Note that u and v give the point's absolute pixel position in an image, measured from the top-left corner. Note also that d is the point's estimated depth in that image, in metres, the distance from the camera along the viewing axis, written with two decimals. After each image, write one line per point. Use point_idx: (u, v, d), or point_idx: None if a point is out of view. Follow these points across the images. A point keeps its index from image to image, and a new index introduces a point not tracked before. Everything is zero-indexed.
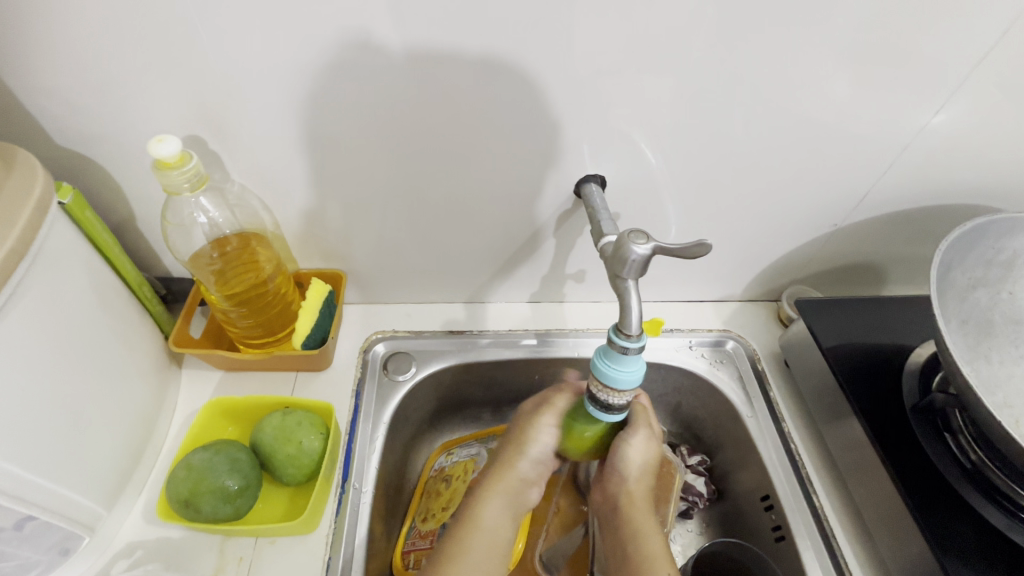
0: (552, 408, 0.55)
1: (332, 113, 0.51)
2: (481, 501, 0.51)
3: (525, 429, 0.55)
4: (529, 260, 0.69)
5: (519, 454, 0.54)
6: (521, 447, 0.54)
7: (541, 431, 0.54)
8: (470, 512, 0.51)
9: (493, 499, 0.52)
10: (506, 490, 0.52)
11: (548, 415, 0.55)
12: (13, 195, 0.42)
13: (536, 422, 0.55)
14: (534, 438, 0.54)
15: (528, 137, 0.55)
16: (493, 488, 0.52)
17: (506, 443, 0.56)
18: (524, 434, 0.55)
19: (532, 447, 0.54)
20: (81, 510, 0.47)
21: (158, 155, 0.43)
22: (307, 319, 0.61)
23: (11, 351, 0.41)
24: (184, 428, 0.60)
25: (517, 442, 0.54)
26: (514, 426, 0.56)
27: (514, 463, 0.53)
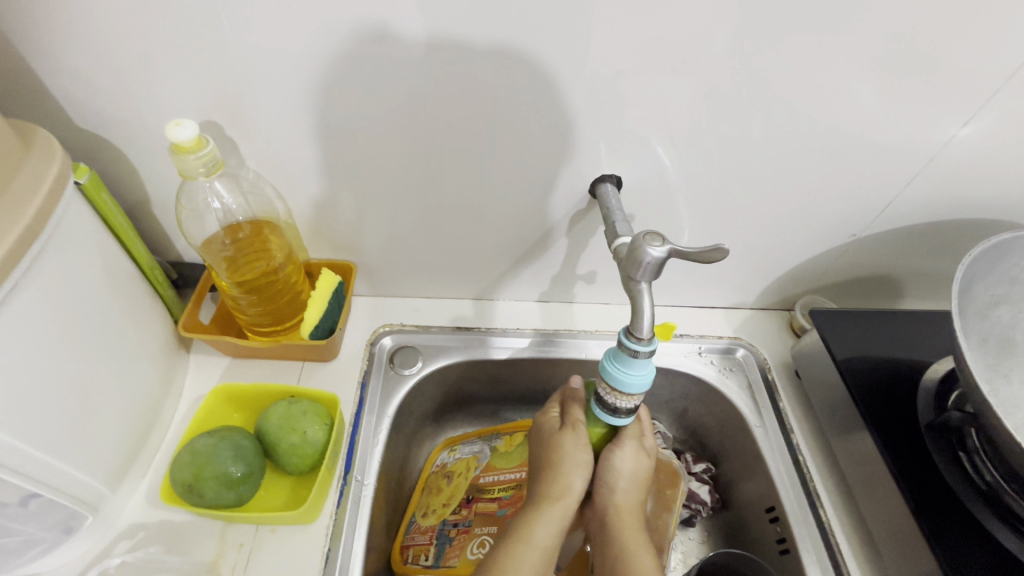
0: (580, 421, 0.54)
1: (348, 104, 0.50)
2: (534, 523, 0.50)
3: (573, 446, 0.52)
4: (540, 259, 0.68)
5: (572, 475, 0.51)
6: (573, 469, 0.51)
7: (585, 449, 0.52)
8: (524, 534, 0.49)
9: (549, 521, 0.50)
10: (561, 513, 0.50)
11: (585, 432, 0.53)
12: (32, 173, 0.42)
13: (579, 439, 0.53)
14: (582, 457, 0.52)
15: (545, 133, 0.54)
16: (547, 512, 0.50)
17: (550, 461, 0.53)
18: (573, 453, 0.52)
19: (582, 465, 0.52)
20: (87, 490, 0.48)
21: (175, 138, 0.43)
22: (316, 310, 0.60)
23: (25, 327, 0.41)
24: (190, 412, 0.60)
25: (566, 463, 0.52)
26: (551, 439, 0.54)
27: (568, 486, 0.51)
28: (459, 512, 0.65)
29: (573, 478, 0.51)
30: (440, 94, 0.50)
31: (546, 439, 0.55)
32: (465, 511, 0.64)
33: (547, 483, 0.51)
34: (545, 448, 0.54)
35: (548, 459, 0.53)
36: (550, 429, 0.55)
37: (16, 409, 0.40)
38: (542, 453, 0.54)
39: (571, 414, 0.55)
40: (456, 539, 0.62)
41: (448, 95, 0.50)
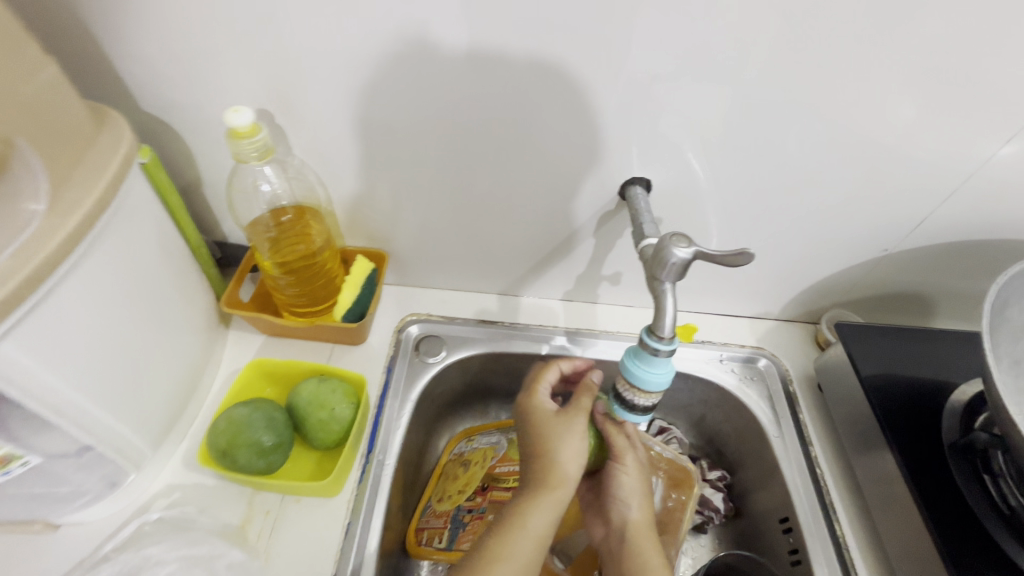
0: (581, 409, 0.52)
1: (392, 99, 0.53)
2: (529, 511, 0.48)
3: (567, 431, 0.50)
4: (566, 258, 0.69)
5: (568, 461, 0.49)
6: (570, 454, 0.49)
7: (581, 433, 0.51)
8: (516, 518, 0.47)
9: (544, 509, 0.48)
10: (556, 500, 0.48)
11: (582, 417, 0.51)
12: (104, 148, 0.44)
13: (575, 424, 0.51)
14: (578, 442, 0.50)
15: (580, 135, 0.55)
16: (541, 497, 0.48)
17: (546, 443, 0.50)
18: (568, 438, 0.50)
19: (580, 452, 0.50)
20: (134, 448, 0.50)
21: (232, 124, 0.46)
22: (351, 293, 0.63)
23: (97, 286, 0.44)
24: (226, 384, 0.63)
25: (561, 447, 0.50)
26: (547, 423, 0.52)
27: (563, 472, 0.49)
28: (474, 499, 0.66)
29: (570, 465, 0.49)
30: (482, 94, 0.52)
31: (541, 421, 0.52)
32: (480, 499, 0.66)
33: (544, 467, 0.49)
34: (539, 430, 0.52)
35: (543, 441, 0.51)
36: (547, 411, 0.53)
37: (84, 367, 0.43)
38: (535, 436, 0.51)
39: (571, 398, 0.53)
40: (470, 525, 0.64)
41: (491, 95, 0.52)
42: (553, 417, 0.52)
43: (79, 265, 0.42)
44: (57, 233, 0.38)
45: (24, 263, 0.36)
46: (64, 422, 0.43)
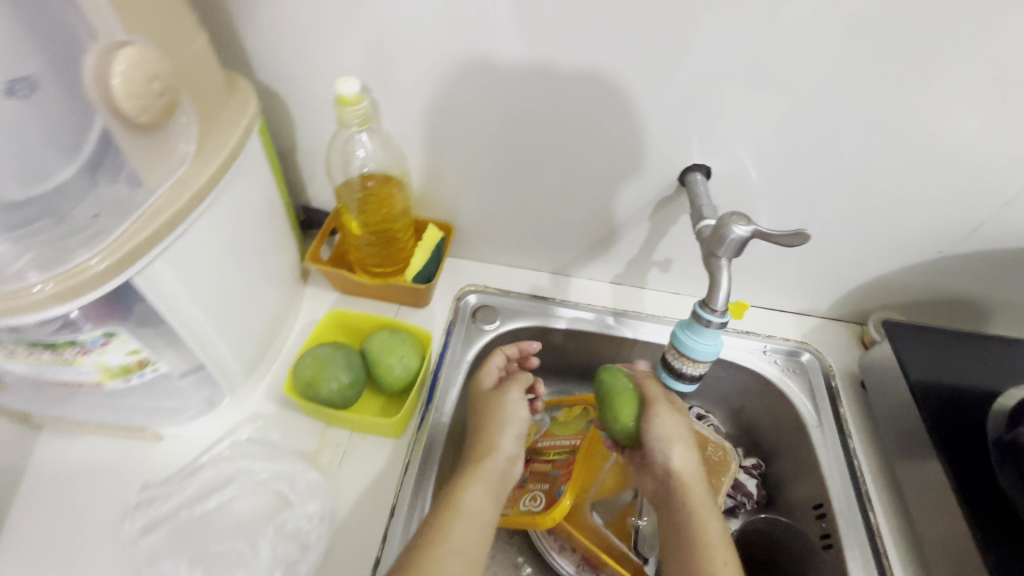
0: (511, 388, 0.60)
1: (480, 78, 0.58)
2: (465, 488, 0.53)
3: (497, 410, 0.59)
4: (621, 241, 0.73)
5: (499, 434, 0.57)
6: (500, 429, 0.58)
7: (511, 411, 0.59)
8: (456, 495, 0.53)
9: (476, 483, 0.54)
10: (489, 474, 0.55)
11: (516, 394, 0.60)
12: (232, 116, 0.49)
13: (504, 402, 0.59)
14: (509, 418, 0.58)
15: (649, 122, 0.59)
16: (475, 472, 0.55)
17: (482, 421, 0.59)
18: (498, 416, 0.58)
19: (510, 426, 0.58)
20: (230, 376, 0.57)
21: (342, 92, 0.51)
22: (421, 257, 0.70)
23: (224, 226, 0.50)
24: (303, 332, 0.69)
25: (494, 423, 0.58)
26: (482, 405, 0.60)
27: (493, 445, 0.57)
28: None
29: (500, 440, 0.57)
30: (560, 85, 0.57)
31: (478, 404, 0.61)
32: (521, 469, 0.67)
33: (477, 442, 0.57)
34: (478, 409, 0.60)
35: (479, 420, 0.59)
36: (484, 392, 0.61)
37: (206, 297, 0.49)
38: (477, 413, 0.60)
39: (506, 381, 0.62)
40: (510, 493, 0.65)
41: (570, 93, 0.57)
42: (489, 395, 0.60)
43: (214, 205, 0.48)
44: (203, 174, 0.45)
45: (177, 198, 0.43)
46: (189, 341, 0.49)
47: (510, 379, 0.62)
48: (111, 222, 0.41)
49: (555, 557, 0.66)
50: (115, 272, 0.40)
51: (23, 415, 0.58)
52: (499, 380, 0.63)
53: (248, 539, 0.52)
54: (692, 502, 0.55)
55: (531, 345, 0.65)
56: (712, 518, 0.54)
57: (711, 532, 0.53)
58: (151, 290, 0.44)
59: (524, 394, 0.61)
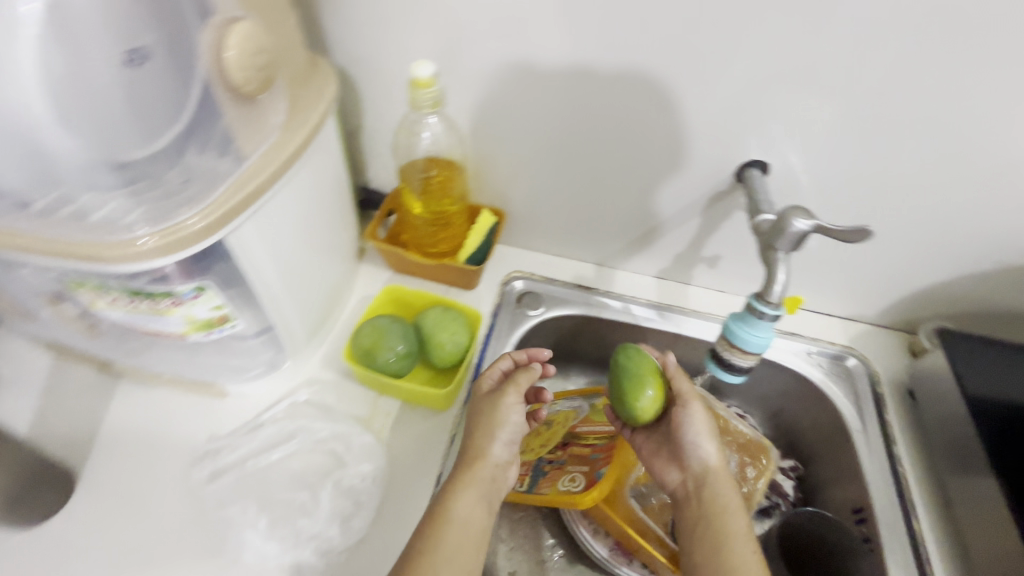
0: (507, 391, 0.57)
1: (547, 65, 0.59)
2: (455, 497, 0.51)
3: (490, 413, 0.56)
4: (670, 236, 0.74)
5: (491, 439, 0.55)
6: (492, 433, 0.55)
7: (505, 415, 0.56)
8: (446, 504, 0.51)
9: (466, 493, 0.52)
10: (479, 481, 0.53)
11: (513, 397, 0.57)
12: (315, 91, 0.52)
13: (498, 406, 0.56)
14: (502, 422, 0.56)
15: (711, 115, 0.59)
16: (465, 480, 0.53)
17: (476, 424, 0.56)
18: (492, 419, 0.56)
19: (502, 431, 0.55)
20: (294, 340, 0.61)
21: (418, 74, 0.54)
22: (476, 240, 0.72)
23: (301, 197, 0.53)
24: (358, 306, 0.73)
25: (486, 427, 0.55)
26: (477, 407, 0.57)
27: (484, 449, 0.55)
28: (555, 452, 0.70)
29: (490, 444, 0.55)
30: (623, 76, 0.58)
31: (474, 403, 0.58)
32: (560, 452, 0.70)
33: (469, 447, 0.55)
34: (475, 411, 0.57)
35: (473, 423, 0.57)
36: (481, 393, 0.58)
37: (281, 262, 0.52)
38: (472, 414, 0.57)
39: (502, 380, 0.59)
40: (550, 473, 0.67)
41: (619, 92, 0.60)
42: (487, 398, 0.57)
43: (294, 175, 0.51)
44: (290, 144, 0.48)
45: (268, 163, 0.46)
46: (265, 303, 0.53)
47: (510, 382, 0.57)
48: (209, 182, 0.44)
49: (589, 539, 0.68)
50: (209, 231, 0.43)
51: (106, 364, 0.63)
52: (500, 383, 0.59)
53: (309, 489, 0.56)
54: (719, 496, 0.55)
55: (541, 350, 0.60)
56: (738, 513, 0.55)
57: (738, 527, 0.54)
58: (238, 250, 0.47)
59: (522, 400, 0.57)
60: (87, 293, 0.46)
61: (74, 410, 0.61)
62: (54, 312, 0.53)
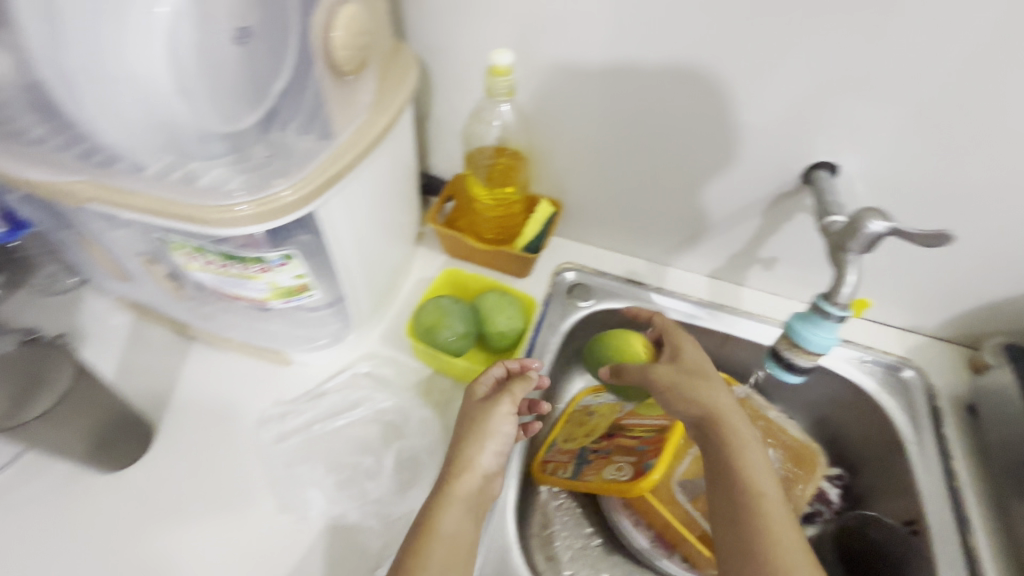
0: (501, 399, 0.55)
1: (620, 60, 0.60)
2: (442, 512, 0.50)
3: (481, 421, 0.54)
4: (727, 235, 0.73)
5: (480, 448, 0.53)
6: (481, 442, 0.53)
7: (496, 423, 0.54)
8: (429, 519, 0.49)
9: (452, 508, 0.50)
10: (465, 494, 0.51)
11: (505, 405, 0.55)
12: (398, 75, 0.54)
13: (490, 414, 0.54)
14: (493, 431, 0.54)
15: (783, 115, 0.59)
16: (451, 493, 0.51)
17: (462, 433, 0.54)
18: (481, 428, 0.54)
19: (493, 441, 0.54)
20: (358, 313, 0.63)
21: (497, 62, 0.55)
22: (534, 229, 0.73)
23: (378, 176, 0.56)
24: (414, 286, 0.75)
25: (476, 436, 0.54)
26: (466, 415, 0.56)
27: (472, 460, 0.53)
28: (599, 442, 0.71)
29: (480, 456, 0.53)
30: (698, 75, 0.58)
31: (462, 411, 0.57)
32: (605, 442, 0.70)
33: (453, 457, 0.53)
34: (466, 419, 0.55)
35: (462, 430, 0.55)
36: (472, 401, 0.56)
37: (356, 237, 0.55)
38: (461, 421, 0.56)
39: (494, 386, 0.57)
40: (595, 461, 0.68)
41: (688, 90, 0.60)
42: (480, 406, 0.55)
43: (375, 155, 0.53)
44: (376, 125, 0.50)
45: (357, 143, 0.48)
46: (340, 275, 0.56)
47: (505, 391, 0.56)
48: (303, 158, 0.47)
49: (630, 529, 0.69)
50: (301, 203, 0.45)
51: (182, 327, 0.66)
52: (493, 391, 0.57)
53: (374, 454, 0.59)
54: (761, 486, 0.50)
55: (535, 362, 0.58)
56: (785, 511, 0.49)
57: (788, 529, 0.47)
58: (324, 223, 0.49)
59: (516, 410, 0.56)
60: (182, 255, 0.50)
61: (152, 368, 0.65)
62: (147, 271, 0.57)
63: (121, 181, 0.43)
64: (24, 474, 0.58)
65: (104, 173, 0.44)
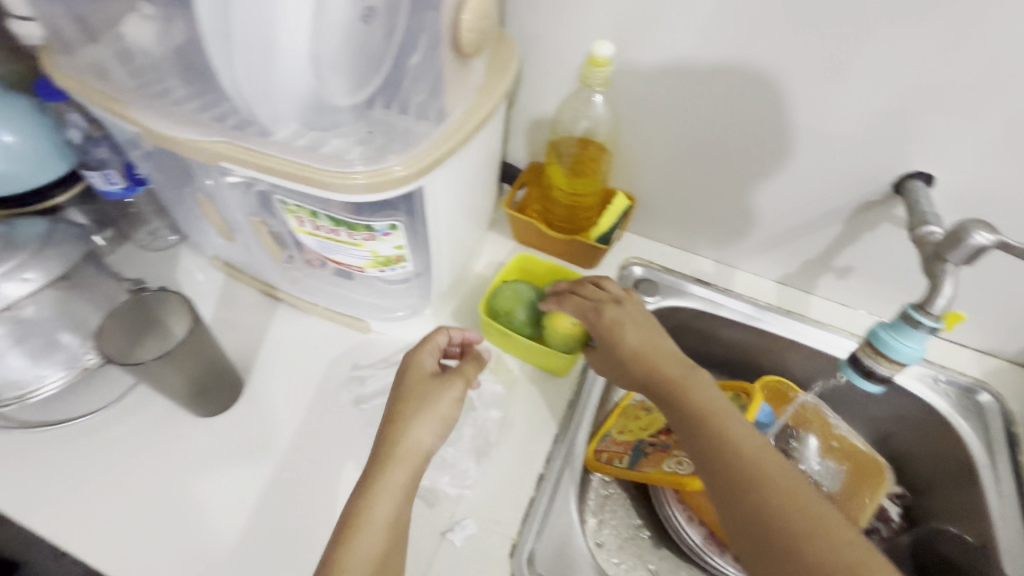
0: (456, 379, 0.52)
1: (715, 59, 0.60)
2: (375, 496, 0.46)
3: (427, 400, 0.50)
4: (803, 241, 0.73)
5: (420, 431, 0.49)
6: (425, 424, 0.49)
7: (444, 404, 0.50)
8: (359, 506, 0.45)
9: (385, 494, 0.46)
10: (398, 479, 0.47)
11: (455, 386, 0.51)
12: (501, 60, 0.55)
13: (437, 395, 0.50)
14: (438, 413, 0.50)
15: (882, 122, 0.58)
16: (384, 479, 0.46)
17: (398, 412, 0.50)
18: (426, 407, 0.50)
19: (436, 421, 0.50)
20: (438, 289, 0.66)
21: (598, 53, 0.56)
22: (609, 220, 0.75)
23: (474, 157, 0.58)
24: (485, 268, 0.77)
25: (416, 416, 0.49)
26: (404, 391, 0.51)
27: (413, 443, 0.48)
28: (658, 436, 0.71)
29: (423, 436, 0.49)
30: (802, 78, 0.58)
31: (401, 385, 0.52)
32: (664, 437, 0.70)
33: (390, 439, 0.48)
34: (406, 393, 0.51)
35: (398, 407, 0.50)
36: (417, 377, 0.52)
37: (448, 214, 0.57)
38: (402, 396, 0.51)
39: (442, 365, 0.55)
40: (652, 454, 0.69)
41: (782, 91, 0.59)
42: (426, 381, 0.52)
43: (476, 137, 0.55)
44: (483, 107, 0.51)
45: (466, 124, 0.50)
46: (431, 249, 0.58)
47: (458, 370, 0.53)
48: (415, 135, 0.49)
49: (682, 525, 0.70)
50: (410, 177, 0.47)
51: (271, 288, 0.70)
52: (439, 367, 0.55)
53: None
54: (724, 426, 0.46)
55: (475, 337, 0.60)
56: (758, 440, 0.46)
57: (767, 460, 0.44)
58: (427, 198, 0.52)
59: (465, 392, 0.52)
60: (293, 219, 0.53)
61: (242, 324, 0.70)
62: (252, 232, 0.61)
63: (254, 144, 0.47)
64: (128, 410, 0.62)
65: (238, 136, 0.47)
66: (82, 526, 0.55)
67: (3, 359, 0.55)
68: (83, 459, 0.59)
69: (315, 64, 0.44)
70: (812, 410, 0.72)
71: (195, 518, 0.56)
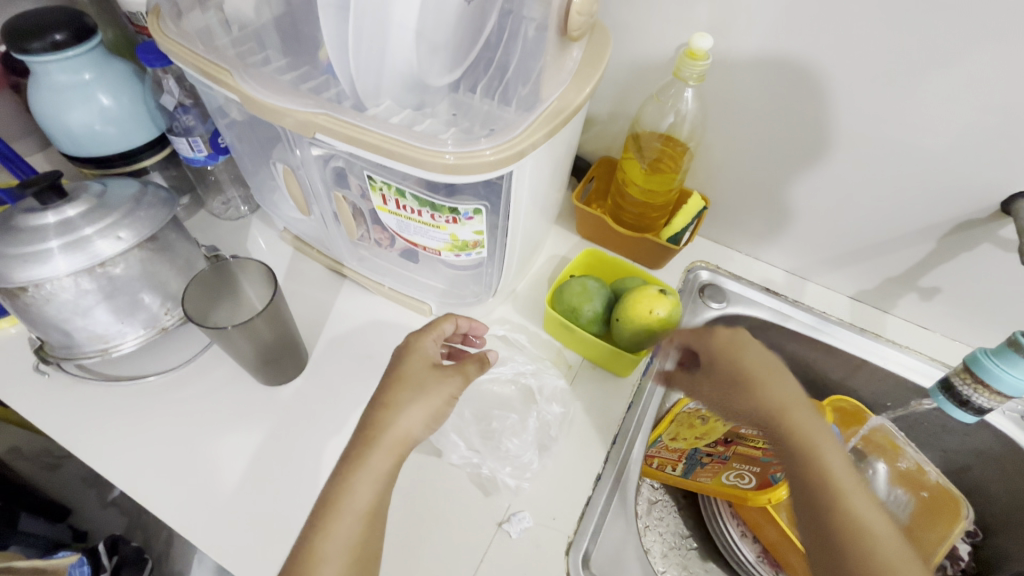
0: (458, 374, 0.50)
1: (814, 58, 0.56)
2: (355, 482, 0.43)
3: (421, 386, 0.47)
4: (886, 258, 0.69)
5: (405, 417, 0.45)
6: (410, 412, 0.46)
7: (437, 395, 0.47)
8: (337, 491, 0.43)
9: (364, 484, 0.43)
10: (379, 469, 0.44)
11: (450, 379, 0.49)
12: (596, 47, 0.54)
13: (430, 385, 0.47)
14: (429, 404, 0.47)
15: (997, 135, 0.53)
16: (362, 467, 0.44)
17: (389, 397, 0.47)
18: (416, 394, 0.47)
19: (427, 411, 0.46)
20: (506, 278, 0.66)
21: (696, 46, 0.54)
22: (682, 222, 0.71)
23: (559, 146, 0.57)
24: (550, 261, 0.77)
25: (401, 403, 0.46)
26: (399, 373, 0.48)
27: (397, 429, 0.45)
28: (715, 446, 0.67)
29: (411, 424, 0.45)
30: (920, 82, 0.53)
31: (396, 365, 0.50)
32: (722, 447, 0.66)
33: (375, 423, 0.45)
34: (398, 380, 0.48)
35: (390, 391, 0.47)
36: (417, 362, 0.49)
37: (528, 202, 0.56)
38: (398, 378, 0.48)
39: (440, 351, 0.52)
40: (708, 465, 0.68)
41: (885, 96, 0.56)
42: (425, 370, 0.49)
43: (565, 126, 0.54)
44: (580, 93, 0.50)
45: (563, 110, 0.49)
46: (508, 237, 0.57)
47: (457, 366, 0.50)
48: (508, 119, 0.48)
49: (735, 540, 0.68)
50: (499, 163, 0.45)
51: (338, 265, 0.71)
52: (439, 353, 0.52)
53: (517, 412, 0.62)
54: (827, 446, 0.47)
55: (480, 326, 0.59)
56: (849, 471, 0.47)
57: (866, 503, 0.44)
58: (513, 185, 0.50)
59: (462, 391, 0.50)
60: (377, 198, 0.53)
61: (308, 298, 0.71)
62: (330, 208, 0.61)
63: (348, 117, 0.47)
64: (198, 371, 0.64)
65: (332, 110, 0.47)
66: (145, 481, 0.56)
67: (92, 313, 0.56)
68: (149, 417, 0.60)
69: (418, 40, 0.44)
70: (887, 436, 0.69)
71: (254, 483, 0.56)
